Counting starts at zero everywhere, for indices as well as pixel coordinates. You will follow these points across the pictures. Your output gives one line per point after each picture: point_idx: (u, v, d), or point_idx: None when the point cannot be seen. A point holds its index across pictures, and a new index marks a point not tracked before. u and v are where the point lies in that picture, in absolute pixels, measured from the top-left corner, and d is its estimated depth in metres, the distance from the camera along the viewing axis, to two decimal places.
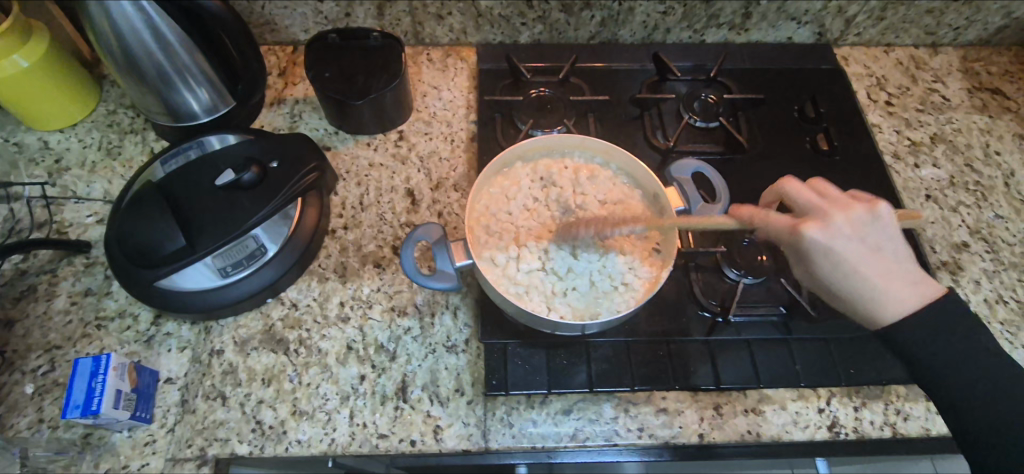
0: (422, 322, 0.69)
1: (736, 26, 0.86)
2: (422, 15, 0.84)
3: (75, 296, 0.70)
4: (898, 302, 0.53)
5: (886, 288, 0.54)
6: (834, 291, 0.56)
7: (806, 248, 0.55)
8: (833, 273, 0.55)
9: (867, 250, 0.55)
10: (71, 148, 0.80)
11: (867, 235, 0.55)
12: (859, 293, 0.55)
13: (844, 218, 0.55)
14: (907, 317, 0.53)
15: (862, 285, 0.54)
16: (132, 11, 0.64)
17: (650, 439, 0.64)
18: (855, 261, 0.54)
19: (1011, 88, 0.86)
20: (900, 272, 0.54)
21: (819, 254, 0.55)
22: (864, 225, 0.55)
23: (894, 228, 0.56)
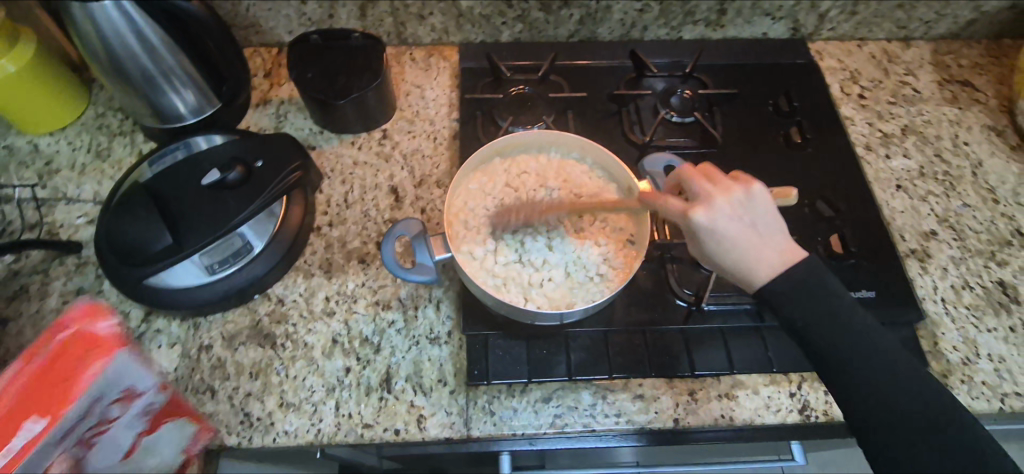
0: (405, 315, 0.70)
1: (712, 23, 0.88)
2: (404, 16, 0.86)
3: (67, 296, 0.72)
4: (769, 269, 0.55)
5: (761, 258, 0.55)
6: (721, 267, 0.57)
7: (694, 229, 0.56)
8: (716, 249, 0.56)
9: (746, 228, 0.55)
10: (61, 151, 0.82)
11: (742, 211, 0.56)
12: (742, 268, 0.56)
13: (732, 198, 0.56)
14: (772, 282, 0.54)
15: (745, 262, 0.55)
16: (116, 15, 0.66)
17: (627, 425, 0.66)
18: (733, 236, 0.55)
19: (980, 80, 0.88)
20: (771, 243, 0.55)
21: (705, 234, 0.55)
22: (744, 204, 0.56)
23: (769, 204, 0.57)
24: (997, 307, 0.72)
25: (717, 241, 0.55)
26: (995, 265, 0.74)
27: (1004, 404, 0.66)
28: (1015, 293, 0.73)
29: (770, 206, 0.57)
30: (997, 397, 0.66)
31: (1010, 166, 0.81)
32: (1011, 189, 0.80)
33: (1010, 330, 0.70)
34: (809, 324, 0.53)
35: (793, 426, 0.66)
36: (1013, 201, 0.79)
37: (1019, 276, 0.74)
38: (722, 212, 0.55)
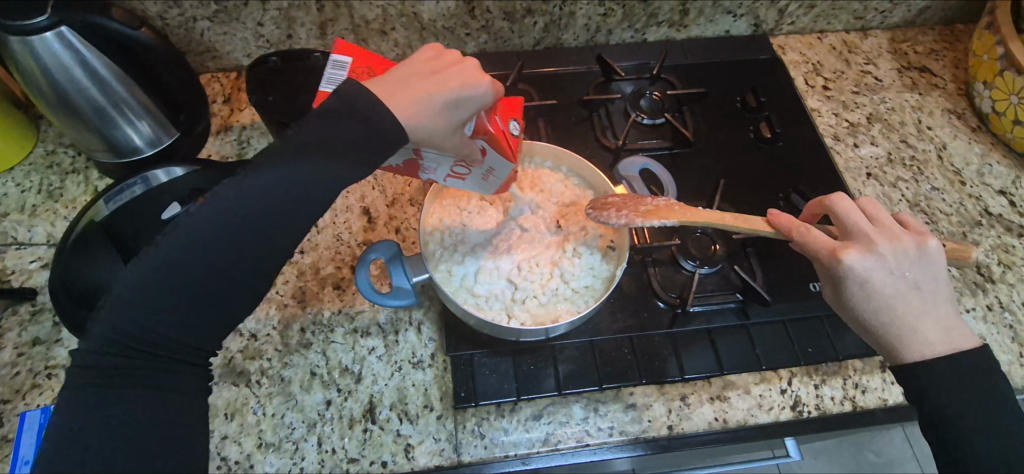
0: (386, 341, 0.68)
1: (675, 23, 0.89)
2: (366, 32, 0.84)
3: (22, 347, 0.68)
4: (924, 338, 0.53)
5: (919, 325, 0.53)
6: (865, 323, 0.55)
7: (852, 274, 0.54)
8: (866, 305, 0.54)
9: (907, 288, 0.54)
10: (9, 193, 0.77)
11: (909, 270, 0.54)
12: (895, 329, 0.54)
13: (903, 250, 0.55)
14: (926, 353, 0.53)
15: (900, 325, 0.53)
16: (59, 46, 0.62)
17: (621, 436, 0.64)
18: (892, 294, 0.54)
19: (937, 65, 0.90)
20: (933, 311, 0.54)
21: (857, 281, 0.54)
22: (916, 263, 0.55)
23: (940, 268, 0.55)
24: (973, 287, 0.73)
25: (876, 296, 0.54)
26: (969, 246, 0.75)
27: None
28: (989, 272, 0.74)
29: (942, 271, 0.55)
30: None
31: (973, 148, 0.83)
32: (976, 170, 0.82)
33: (988, 309, 0.71)
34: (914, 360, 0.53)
35: (786, 423, 0.66)
36: (979, 182, 0.80)
37: (991, 255, 0.75)
38: (890, 267, 0.54)
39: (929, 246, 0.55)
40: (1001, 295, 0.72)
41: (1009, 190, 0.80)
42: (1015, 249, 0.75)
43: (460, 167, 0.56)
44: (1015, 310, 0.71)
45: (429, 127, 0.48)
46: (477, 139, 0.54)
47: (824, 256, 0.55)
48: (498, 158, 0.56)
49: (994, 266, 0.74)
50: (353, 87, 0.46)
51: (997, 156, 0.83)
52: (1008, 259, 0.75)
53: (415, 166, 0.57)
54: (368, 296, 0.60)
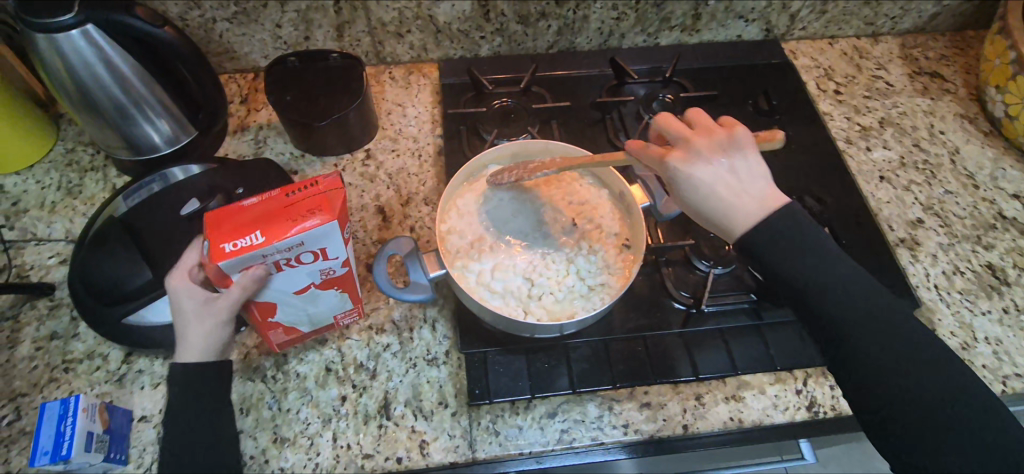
0: (401, 338, 0.68)
1: (687, 28, 0.89)
2: (382, 34, 0.85)
3: (40, 341, 0.68)
4: (747, 216, 0.54)
5: (741, 206, 0.54)
6: (700, 214, 0.56)
7: (672, 175, 0.56)
8: (697, 196, 0.56)
9: (720, 174, 0.55)
10: (29, 190, 0.78)
11: (718, 158, 0.56)
12: (721, 214, 0.55)
13: (715, 145, 0.56)
14: (750, 226, 0.54)
15: (724, 209, 0.54)
16: (84, 45, 0.63)
17: (635, 435, 0.64)
18: (709, 181, 0.55)
19: (948, 71, 0.91)
20: (752, 190, 0.55)
21: (684, 179, 0.56)
22: (725, 153, 0.56)
23: (752, 154, 0.56)
24: (988, 290, 0.73)
25: (699, 187, 0.55)
26: (983, 249, 0.76)
27: (1007, 387, 0.66)
28: (1004, 275, 0.74)
29: (755, 156, 0.56)
30: (999, 380, 0.67)
31: (986, 152, 0.83)
32: (989, 173, 0.82)
33: (1004, 312, 0.71)
34: (748, 236, 0.54)
35: (801, 424, 0.66)
36: (991, 185, 0.81)
37: (1006, 258, 0.75)
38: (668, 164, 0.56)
39: (723, 139, 0.56)
40: (1017, 298, 0.72)
41: None
42: None
43: (288, 260, 0.55)
44: None
45: (195, 327, 0.57)
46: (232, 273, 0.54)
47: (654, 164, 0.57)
48: (241, 260, 0.53)
49: (1009, 269, 0.74)
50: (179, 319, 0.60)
51: (1011, 160, 0.83)
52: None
53: (326, 279, 0.59)
54: (384, 291, 0.61)
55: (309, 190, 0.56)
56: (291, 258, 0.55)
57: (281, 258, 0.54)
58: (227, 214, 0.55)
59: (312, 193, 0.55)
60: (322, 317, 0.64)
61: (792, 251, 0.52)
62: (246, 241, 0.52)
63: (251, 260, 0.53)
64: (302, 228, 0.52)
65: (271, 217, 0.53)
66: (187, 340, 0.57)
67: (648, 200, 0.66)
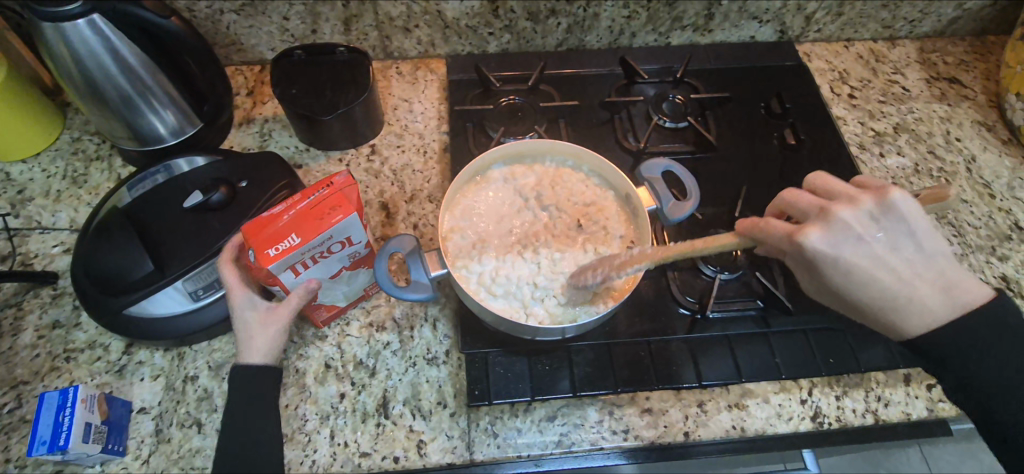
0: (401, 336, 0.68)
1: (699, 28, 0.88)
2: (389, 29, 0.84)
3: (42, 330, 0.68)
4: (924, 306, 0.53)
5: (917, 293, 0.53)
6: (853, 302, 0.56)
7: (823, 261, 0.54)
8: (846, 281, 0.54)
9: (884, 256, 0.53)
10: (34, 178, 0.78)
11: (887, 236, 0.53)
12: (888, 306, 0.54)
13: (865, 216, 0.54)
14: (945, 316, 0.53)
15: (895, 302, 0.53)
16: (90, 34, 0.63)
17: (635, 441, 0.63)
18: (875, 268, 0.53)
19: (967, 76, 0.89)
20: (923, 272, 0.54)
21: (828, 264, 0.54)
22: (909, 232, 0.53)
23: (913, 215, 0.53)
24: None
25: (876, 272, 0.53)
26: (997, 260, 0.74)
27: None
28: (1019, 287, 0.72)
29: (914, 216, 0.53)
30: None
31: (1003, 161, 0.81)
32: (1006, 183, 0.80)
33: None
34: (928, 336, 0.53)
35: (804, 434, 0.65)
36: (1009, 195, 0.79)
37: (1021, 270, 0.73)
38: (842, 241, 0.53)
39: (896, 205, 0.53)
40: None
41: None
42: None
43: (325, 253, 0.57)
44: None
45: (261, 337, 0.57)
46: (283, 273, 0.56)
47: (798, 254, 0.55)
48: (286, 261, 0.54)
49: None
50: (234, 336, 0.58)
51: None
52: None
53: (353, 260, 0.61)
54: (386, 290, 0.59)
55: (322, 192, 0.57)
56: (327, 251, 0.57)
57: (320, 252, 0.56)
58: (262, 224, 0.56)
59: (327, 193, 0.56)
60: (356, 289, 0.66)
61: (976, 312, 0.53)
62: (286, 244, 0.54)
63: (293, 260, 0.55)
64: (336, 223, 0.54)
65: (303, 224, 0.55)
66: (253, 347, 0.57)
67: (654, 203, 0.64)
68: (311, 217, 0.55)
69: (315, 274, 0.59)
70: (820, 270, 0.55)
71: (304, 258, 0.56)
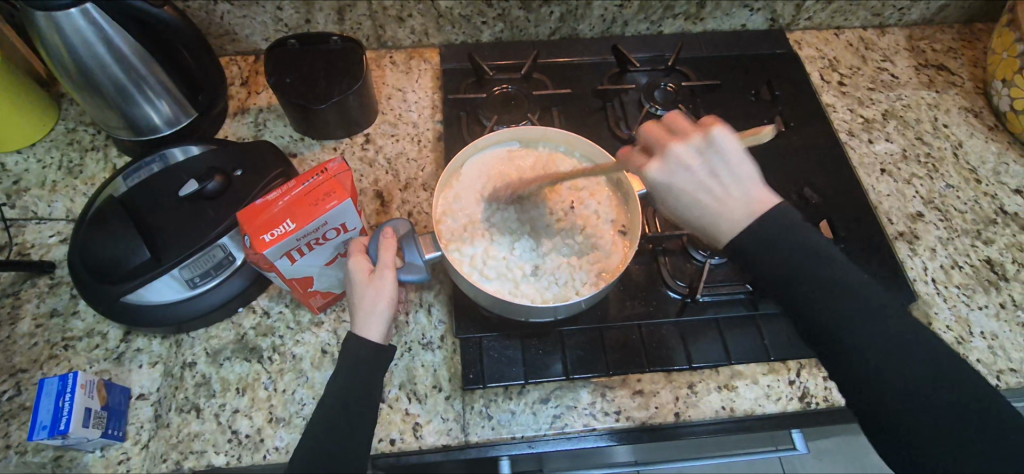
0: (396, 322, 0.69)
1: (691, 16, 0.89)
2: (383, 18, 0.85)
3: (40, 319, 0.69)
4: (730, 222, 0.53)
5: (720, 214, 0.53)
6: (689, 224, 0.56)
7: (655, 186, 0.55)
8: (682, 206, 0.55)
9: (705, 181, 0.53)
10: (30, 169, 0.79)
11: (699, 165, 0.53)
12: (703, 223, 0.54)
13: (692, 145, 0.54)
14: (745, 226, 0.52)
15: (710, 218, 0.54)
16: (84, 24, 0.62)
17: (627, 421, 0.65)
18: (694, 191, 0.53)
19: (955, 63, 0.90)
20: (723, 195, 0.53)
21: (663, 189, 0.54)
22: (713, 161, 0.53)
23: (731, 149, 0.53)
24: (986, 285, 0.72)
25: (690, 194, 0.54)
26: (982, 244, 0.75)
27: (1000, 381, 0.66)
28: (1003, 270, 0.73)
29: (736, 152, 0.54)
30: (992, 374, 0.67)
31: (990, 146, 0.83)
32: (992, 168, 0.81)
33: (1001, 307, 0.71)
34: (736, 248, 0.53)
35: (792, 414, 0.66)
36: (994, 180, 0.80)
37: (1006, 253, 0.74)
38: (677, 169, 0.54)
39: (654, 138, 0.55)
40: (1015, 294, 0.72)
41: None
42: None
43: (319, 239, 0.57)
44: None
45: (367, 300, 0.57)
46: (279, 260, 0.57)
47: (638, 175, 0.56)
48: (281, 247, 0.55)
49: (1008, 264, 0.74)
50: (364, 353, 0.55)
51: (1014, 155, 0.82)
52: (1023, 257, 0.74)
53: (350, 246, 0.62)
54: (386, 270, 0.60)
55: (317, 178, 0.57)
56: (321, 238, 0.58)
57: (316, 238, 0.57)
58: (257, 210, 0.56)
59: (321, 179, 0.57)
60: None
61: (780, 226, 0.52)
62: (281, 229, 0.54)
63: (289, 245, 0.56)
64: (329, 209, 0.55)
65: (297, 209, 0.55)
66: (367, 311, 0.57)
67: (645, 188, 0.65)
68: (304, 202, 0.56)
69: (312, 261, 0.60)
70: (665, 197, 0.55)
71: (299, 245, 0.56)
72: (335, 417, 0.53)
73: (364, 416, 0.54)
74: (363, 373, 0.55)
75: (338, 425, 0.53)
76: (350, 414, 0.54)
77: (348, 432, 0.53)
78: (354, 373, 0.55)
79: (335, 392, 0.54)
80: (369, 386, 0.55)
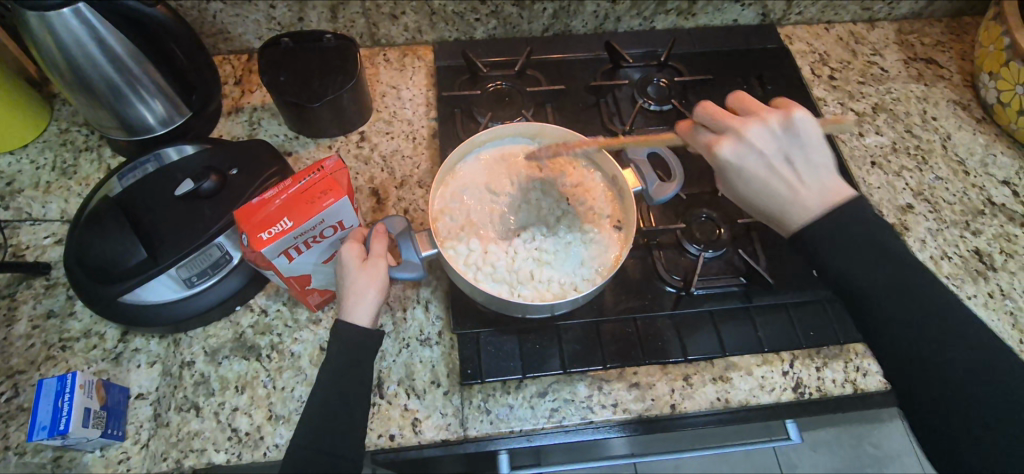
0: (394, 318, 0.69)
1: (683, 12, 0.89)
2: (376, 16, 0.85)
3: (37, 320, 0.69)
4: (803, 206, 0.56)
5: (795, 195, 0.56)
6: (753, 205, 0.60)
7: (721, 164, 0.58)
8: (751, 186, 0.58)
9: (778, 162, 0.57)
10: (23, 170, 0.78)
11: (773, 147, 0.57)
12: (772, 206, 0.58)
13: (767, 126, 0.57)
14: (812, 212, 0.55)
15: (778, 201, 0.57)
16: (76, 23, 0.62)
17: (624, 414, 0.65)
18: (767, 175, 0.57)
19: (943, 57, 0.91)
20: (796, 178, 0.57)
21: (732, 170, 0.58)
22: (789, 145, 0.57)
23: (811, 135, 0.57)
24: (974, 275, 0.73)
25: (762, 179, 0.57)
26: (971, 234, 0.76)
27: None
28: (991, 260, 0.74)
29: (815, 137, 0.57)
30: None
31: (978, 138, 0.84)
32: (980, 160, 0.82)
33: (989, 296, 0.72)
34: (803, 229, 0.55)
35: (785, 404, 0.67)
36: (982, 172, 0.81)
37: (994, 244, 0.76)
38: (750, 151, 0.57)
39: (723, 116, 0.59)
40: (1002, 283, 0.73)
41: (1013, 180, 0.80)
42: (1017, 237, 0.76)
43: (316, 236, 0.58)
44: (1015, 297, 0.72)
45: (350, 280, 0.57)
46: (276, 257, 0.57)
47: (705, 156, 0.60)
48: (277, 245, 0.55)
49: (996, 255, 0.75)
50: (357, 340, 0.56)
51: (1001, 147, 0.83)
52: (1010, 247, 0.75)
53: None
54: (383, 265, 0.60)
55: (314, 176, 0.57)
56: (318, 235, 0.58)
57: (313, 235, 0.57)
58: (253, 209, 0.57)
59: (318, 177, 0.57)
60: None
61: (843, 206, 0.55)
62: (278, 227, 0.54)
63: (286, 243, 0.56)
64: (325, 206, 0.55)
65: (294, 207, 0.55)
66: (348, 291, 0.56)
67: (641, 185, 0.66)
68: (301, 200, 0.56)
69: (309, 259, 0.60)
70: (733, 176, 0.59)
71: (297, 242, 0.57)
72: (330, 401, 0.54)
73: (359, 398, 0.56)
74: (354, 356, 0.56)
75: (335, 408, 0.54)
76: (345, 396, 0.55)
77: (344, 414, 0.54)
78: (345, 356, 0.56)
79: (327, 375, 0.55)
80: (361, 368, 0.56)
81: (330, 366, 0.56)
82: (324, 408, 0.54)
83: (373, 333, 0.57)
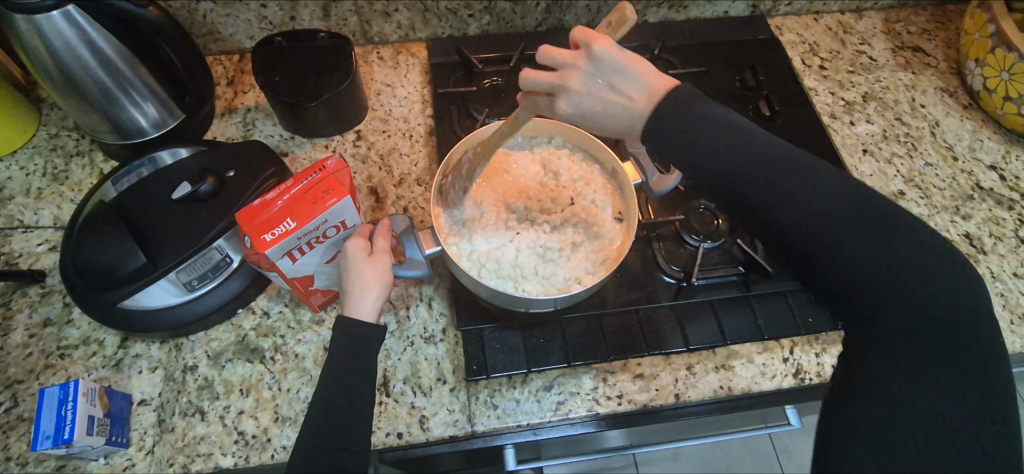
0: (398, 316, 0.69)
1: (675, 5, 0.90)
2: (369, 13, 0.84)
3: (33, 329, 0.68)
4: (630, 126, 0.52)
5: (629, 125, 0.52)
6: None
7: (570, 117, 0.55)
8: (593, 120, 0.54)
9: (606, 93, 0.53)
10: (13, 177, 0.77)
11: (586, 84, 0.53)
12: (625, 132, 0.54)
13: (582, 68, 0.53)
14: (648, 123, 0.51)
15: (624, 127, 0.53)
16: (66, 26, 0.61)
17: (629, 404, 0.66)
18: (603, 106, 0.53)
19: (929, 45, 0.92)
20: (614, 106, 0.52)
21: (581, 117, 0.55)
22: (594, 73, 0.53)
23: (618, 57, 0.52)
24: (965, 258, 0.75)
25: (603, 113, 0.53)
26: (961, 219, 0.78)
27: None
28: (981, 243, 0.76)
29: (620, 55, 0.52)
30: None
31: (965, 124, 0.86)
32: (967, 145, 0.84)
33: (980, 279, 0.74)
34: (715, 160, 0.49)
35: (787, 390, 0.68)
36: (970, 157, 0.83)
37: (983, 227, 0.77)
38: (578, 94, 0.54)
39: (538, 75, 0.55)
40: (993, 266, 0.75)
41: (1000, 165, 0.82)
42: (1006, 221, 0.78)
43: (318, 238, 0.58)
44: (1006, 279, 0.74)
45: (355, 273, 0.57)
46: (280, 260, 0.57)
47: (565, 115, 0.55)
48: (279, 248, 0.55)
49: (986, 238, 0.77)
50: (362, 339, 0.56)
51: (988, 132, 0.85)
52: (999, 231, 0.77)
53: None
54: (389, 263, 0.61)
55: (315, 176, 0.57)
56: (320, 236, 0.58)
57: (316, 236, 0.57)
58: (255, 210, 0.56)
59: (319, 177, 0.57)
60: None
61: (670, 103, 0.50)
62: (282, 228, 0.54)
63: (290, 244, 0.56)
64: (326, 207, 0.55)
65: (297, 208, 0.55)
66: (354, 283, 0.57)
67: (640, 177, 0.67)
68: (303, 202, 0.55)
69: (312, 260, 0.60)
70: (593, 124, 0.55)
71: (299, 243, 0.57)
72: (337, 396, 0.54)
73: (365, 394, 0.55)
74: (358, 353, 0.56)
75: (341, 407, 0.54)
76: (352, 395, 0.55)
77: (348, 410, 0.54)
78: (349, 353, 0.55)
79: (331, 372, 0.55)
80: (365, 365, 0.56)
81: (335, 365, 0.56)
82: (330, 407, 0.54)
83: (377, 327, 0.57)
